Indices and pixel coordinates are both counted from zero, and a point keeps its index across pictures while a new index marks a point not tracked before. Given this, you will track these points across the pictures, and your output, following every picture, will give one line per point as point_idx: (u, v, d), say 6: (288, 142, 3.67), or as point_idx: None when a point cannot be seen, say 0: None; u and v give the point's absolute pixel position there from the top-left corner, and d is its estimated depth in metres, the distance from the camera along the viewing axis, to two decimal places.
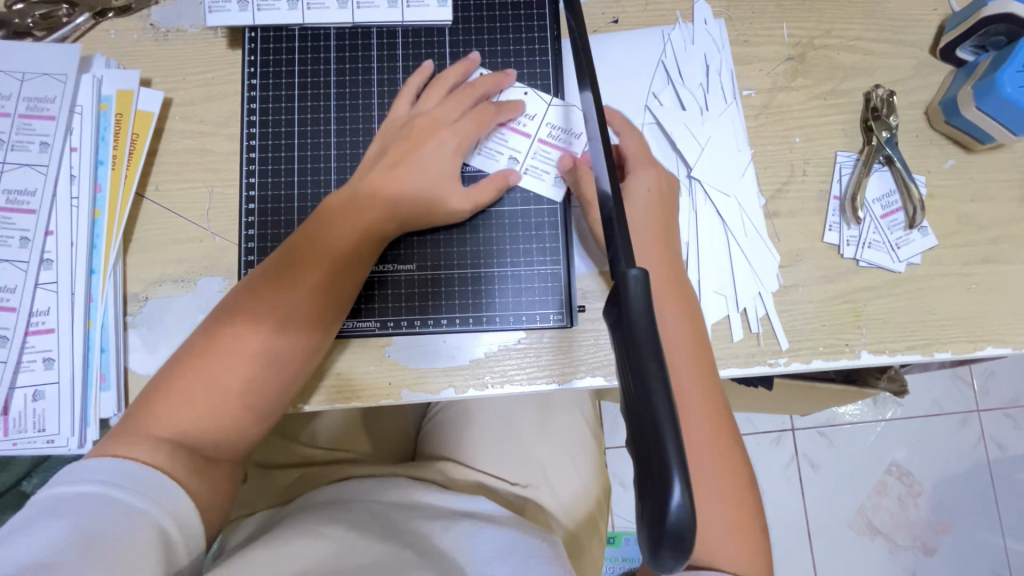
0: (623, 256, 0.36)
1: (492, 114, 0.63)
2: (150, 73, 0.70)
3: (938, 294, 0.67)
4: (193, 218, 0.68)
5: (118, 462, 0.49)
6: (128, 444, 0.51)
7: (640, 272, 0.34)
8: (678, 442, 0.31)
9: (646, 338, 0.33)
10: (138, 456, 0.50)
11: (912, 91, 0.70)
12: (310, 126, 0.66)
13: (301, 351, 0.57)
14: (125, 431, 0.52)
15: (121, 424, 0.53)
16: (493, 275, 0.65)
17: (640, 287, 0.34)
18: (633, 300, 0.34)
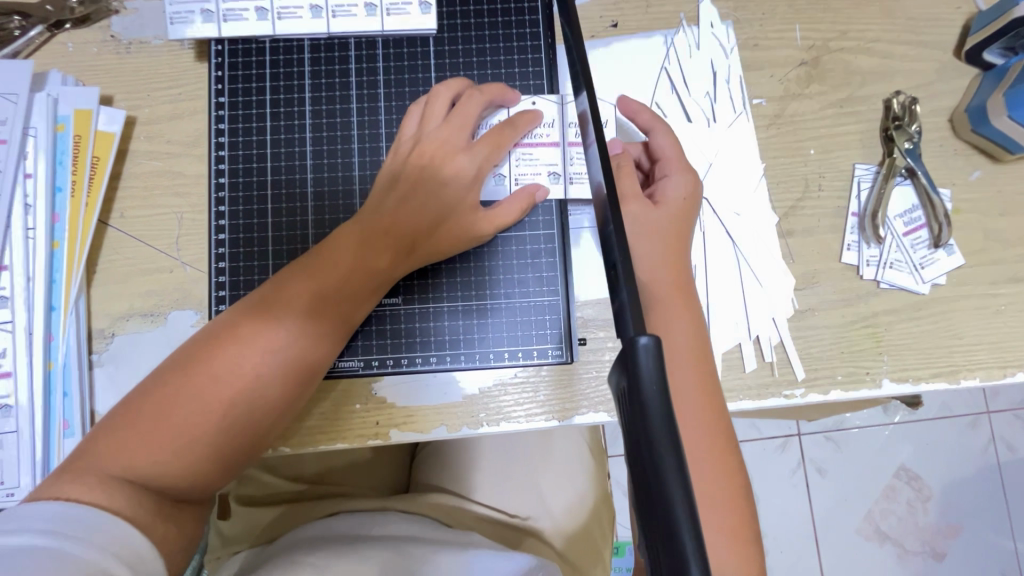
0: (631, 319, 0.31)
1: (507, 130, 0.57)
2: (111, 89, 0.65)
3: (964, 317, 0.62)
4: (162, 247, 0.63)
5: (62, 507, 0.41)
6: (77, 488, 0.43)
7: (652, 340, 0.29)
8: (699, 549, 0.25)
9: (662, 421, 0.28)
10: (89, 500, 0.42)
11: (933, 97, 0.65)
12: (285, 147, 0.60)
13: (289, 394, 0.50)
14: (74, 472, 0.44)
15: (74, 460, 0.45)
16: (487, 307, 0.60)
17: (651, 358, 0.29)
18: (644, 374, 0.29)
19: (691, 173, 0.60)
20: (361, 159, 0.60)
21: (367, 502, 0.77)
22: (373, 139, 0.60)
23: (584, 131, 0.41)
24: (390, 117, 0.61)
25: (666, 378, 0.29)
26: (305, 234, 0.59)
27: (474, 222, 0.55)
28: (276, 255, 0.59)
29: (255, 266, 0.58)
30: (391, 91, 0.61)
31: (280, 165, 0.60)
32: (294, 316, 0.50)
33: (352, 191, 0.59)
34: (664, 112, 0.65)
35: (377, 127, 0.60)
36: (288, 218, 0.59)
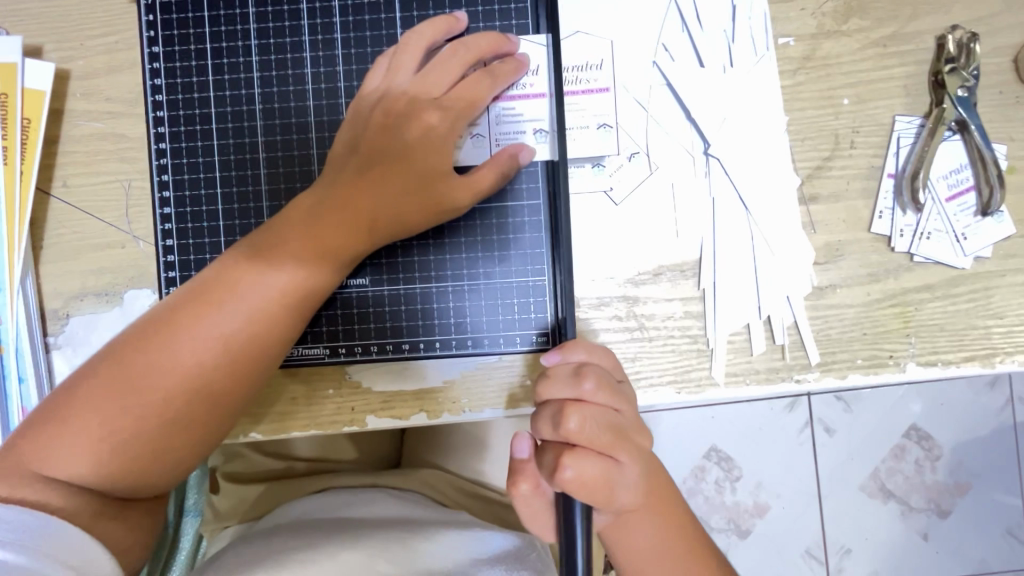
0: None
1: (484, 87, 0.49)
2: (38, 38, 0.57)
3: (1007, 294, 0.55)
4: (110, 220, 0.57)
5: None
6: (12, 485, 0.41)
7: None
8: None
9: None
10: (27, 500, 0.40)
11: (996, 32, 0.55)
12: (231, 105, 0.52)
13: (234, 391, 0.45)
14: (8, 467, 0.41)
15: (8, 451, 0.42)
16: (463, 290, 0.54)
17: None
18: None
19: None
20: (318, 118, 0.52)
21: (357, 477, 0.75)
22: (331, 95, 0.52)
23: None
24: (350, 68, 0.52)
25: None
26: (259, 206, 0.52)
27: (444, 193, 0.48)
28: (227, 230, 0.52)
29: (206, 243, 0.52)
30: (349, 36, 0.52)
31: (227, 126, 0.52)
32: (237, 306, 0.44)
33: (309, 155, 0.52)
34: (671, 55, 0.56)
35: (334, 81, 0.52)
36: (239, 189, 0.52)
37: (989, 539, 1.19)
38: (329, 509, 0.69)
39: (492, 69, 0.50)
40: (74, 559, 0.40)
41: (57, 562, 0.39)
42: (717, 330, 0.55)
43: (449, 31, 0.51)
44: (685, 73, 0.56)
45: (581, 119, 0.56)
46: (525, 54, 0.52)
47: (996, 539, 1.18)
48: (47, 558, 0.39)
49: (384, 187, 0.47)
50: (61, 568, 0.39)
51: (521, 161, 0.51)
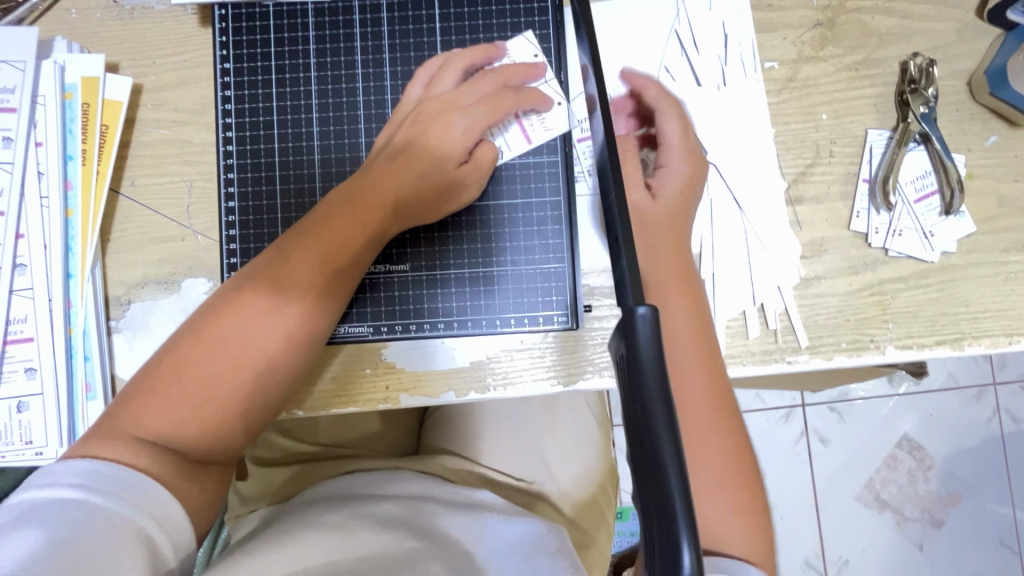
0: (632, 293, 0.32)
1: (507, 104, 0.56)
2: (116, 56, 0.64)
3: (973, 285, 0.62)
4: (173, 215, 0.64)
5: (90, 461, 0.46)
6: (110, 445, 0.47)
7: (650, 310, 0.31)
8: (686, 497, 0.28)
9: (657, 390, 0.30)
10: (115, 456, 0.47)
11: (952, 59, 0.64)
12: (291, 114, 0.60)
13: (292, 358, 0.51)
14: (105, 430, 0.48)
15: (106, 418, 0.49)
16: (493, 275, 0.61)
17: (677, 467, 0.29)
18: (642, 342, 0.31)
19: (694, 161, 0.59)
20: (367, 126, 0.60)
21: (378, 461, 0.80)
22: (379, 105, 0.60)
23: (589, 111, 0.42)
24: (395, 82, 0.61)
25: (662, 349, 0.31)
26: (314, 201, 0.59)
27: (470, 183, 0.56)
28: (284, 221, 0.59)
29: (264, 233, 0.59)
30: (396, 56, 0.61)
31: (287, 132, 0.60)
32: (293, 284, 0.51)
33: (358, 157, 0.60)
34: (672, 77, 0.64)
35: (382, 93, 0.60)
36: (296, 185, 0.60)
37: (981, 545, 1.23)
38: (355, 488, 0.73)
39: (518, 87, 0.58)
40: (152, 509, 0.46)
41: (139, 508, 0.45)
42: (716, 316, 0.62)
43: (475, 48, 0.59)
44: (684, 91, 0.64)
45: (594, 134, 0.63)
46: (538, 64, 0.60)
47: (988, 546, 1.23)
48: (133, 507, 0.45)
49: (416, 177, 0.54)
50: (144, 516, 0.45)
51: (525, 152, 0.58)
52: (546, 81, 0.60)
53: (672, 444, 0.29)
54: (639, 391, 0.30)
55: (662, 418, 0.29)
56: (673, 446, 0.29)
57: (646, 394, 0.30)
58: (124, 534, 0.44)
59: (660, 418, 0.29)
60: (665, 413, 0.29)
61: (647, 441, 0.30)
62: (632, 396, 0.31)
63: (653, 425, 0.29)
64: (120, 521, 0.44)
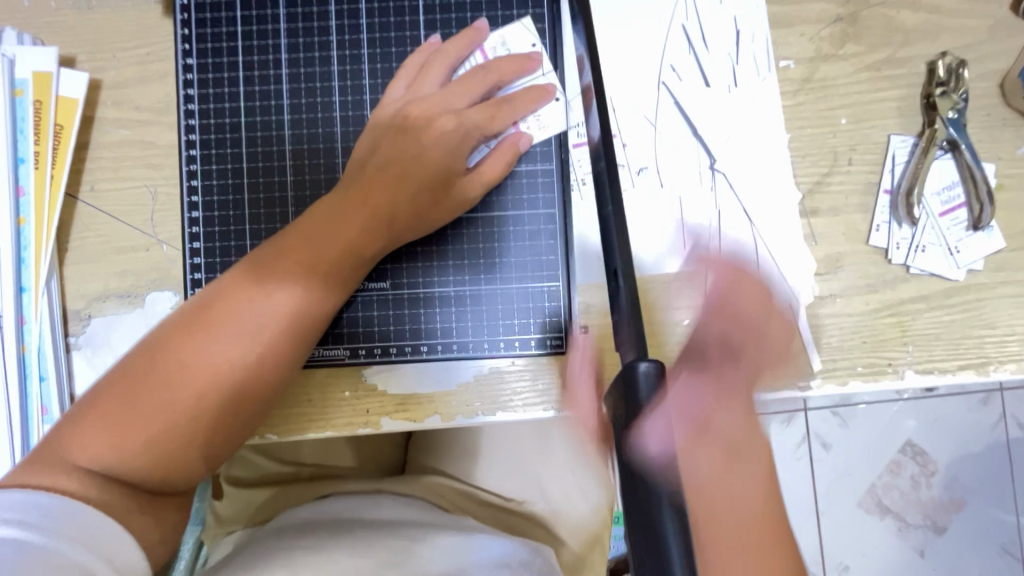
0: None
1: (506, 104, 0.53)
2: (73, 49, 0.59)
3: (999, 305, 0.57)
4: (136, 223, 0.59)
5: (24, 494, 0.40)
6: (47, 476, 0.42)
7: (652, 364, 0.27)
8: None
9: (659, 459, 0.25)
10: (53, 488, 0.41)
11: (983, 60, 0.58)
12: (261, 115, 0.55)
13: (260, 385, 0.46)
14: (44, 458, 0.42)
15: (43, 446, 0.43)
16: (480, 294, 0.56)
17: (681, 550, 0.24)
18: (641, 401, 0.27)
19: None
20: (344, 129, 0.55)
21: (363, 483, 0.76)
22: (357, 106, 0.55)
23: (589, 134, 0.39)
24: (375, 81, 0.55)
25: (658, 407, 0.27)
26: (284, 211, 0.55)
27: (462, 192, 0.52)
28: (253, 234, 0.55)
29: (230, 246, 0.55)
30: (376, 52, 0.55)
31: (256, 135, 0.55)
32: (265, 303, 0.46)
33: (334, 163, 0.55)
34: (678, 76, 0.59)
35: (360, 93, 0.55)
36: (265, 195, 0.55)
37: (985, 555, 1.19)
38: (338, 512, 0.69)
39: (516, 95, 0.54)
40: (105, 548, 0.41)
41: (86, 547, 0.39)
42: None
43: (469, 41, 0.54)
44: (692, 92, 0.59)
45: None
46: (535, 55, 0.55)
47: (992, 556, 1.19)
48: (82, 547, 0.39)
49: (403, 189, 0.49)
50: (94, 556, 0.40)
51: (522, 148, 0.54)
52: (541, 75, 0.55)
53: (673, 520, 0.25)
54: (636, 461, 0.26)
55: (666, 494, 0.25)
56: (677, 520, 0.25)
57: (646, 463, 0.25)
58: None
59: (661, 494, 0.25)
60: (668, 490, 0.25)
61: (644, 528, 0.24)
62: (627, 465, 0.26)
63: (654, 502, 0.25)
64: (66, 565, 0.38)
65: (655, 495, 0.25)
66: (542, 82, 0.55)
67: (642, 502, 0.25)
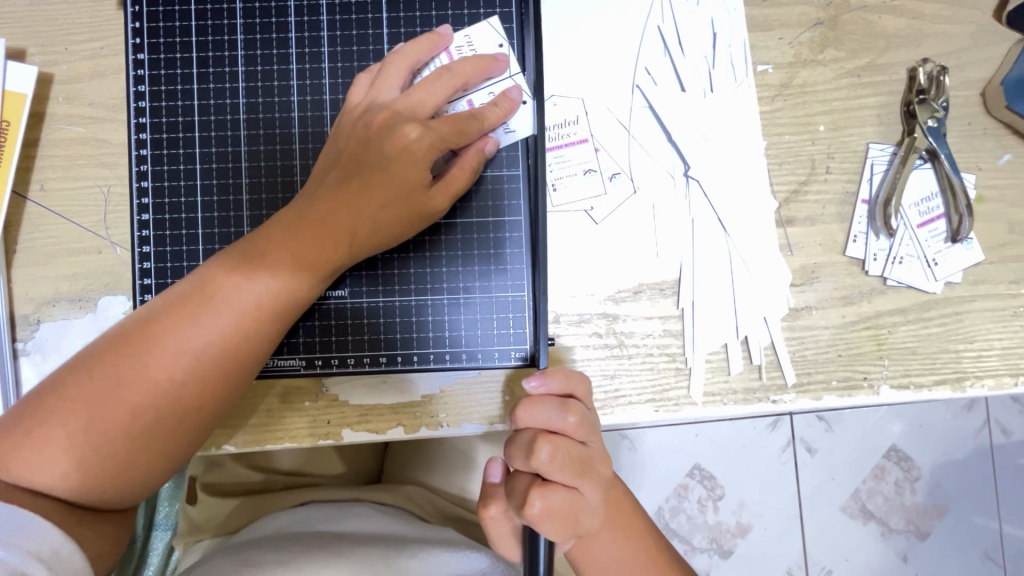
0: None
1: (474, 118, 0.49)
2: (23, 43, 0.56)
3: (978, 318, 0.56)
4: (88, 225, 0.56)
5: None
6: None
7: None
8: None
9: None
10: None
11: (965, 67, 0.57)
12: (216, 114, 0.53)
13: (210, 401, 0.45)
14: None
15: None
16: (442, 303, 0.54)
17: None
18: None
19: None
20: (302, 130, 0.53)
21: (334, 492, 0.74)
22: (316, 107, 0.53)
23: None
24: (335, 81, 0.53)
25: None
26: (239, 216, 0.53)
27: (425, 204, 0.48)
28: (206, 239, 0.53)
29: (183, 252, 0.53)
30: (336, 50, 0.53)
31: (210, 135, 0.53)
32: (214, 319, 0.44)
33: (291, 166, 0.53)
34: (653, 80, 0.57)
35: (320, 93, 0.53)
36: (219, 198, 0.53)
37: (967, 561, 1.19)
38: (304, 524, 0.67)
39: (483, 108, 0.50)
40: (48, 554, 0.40)
41: (27, 553, 0.39)
42: (695, 350, 0.56)
43: (432, 47, 0.51)
44: (667, 97, 0.57)
45: (570, 160, 0.57)
46: (504, 56, 0.52)
47: (975, 562, 1.19)
48: (24, 553, 0.39)
49: (361, 198, 0.47)
50: (36, 561, 0.39)
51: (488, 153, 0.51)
52: (507, 79, 0.53)
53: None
54: None
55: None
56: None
57: None
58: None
59: None
60: None
61: None
62: None
63: None
64: (3, 569, 0.38)
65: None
66: (511, 85, 0.53)
67: None
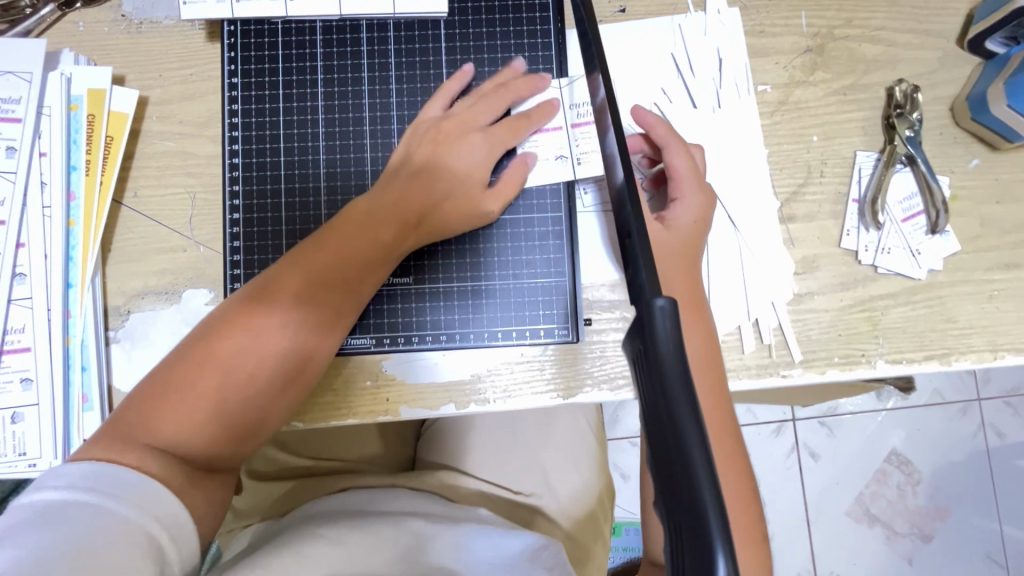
0: (648, 284, 0.30)
1: (522, 120, 0.59)
2: (123, 69, 0.65)
3: (959, 302, 0.64)
4: (176, 226, 0.64)
5: (97, 466, 0.44)
6: (114, 453, 0.45)
7: (668, 303, 0.29)
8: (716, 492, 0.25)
9: (679, 385, 0.28)
10: (122, 463, 0.45)
11: (935, 86, 0.66)
12: (298, 129, 0.64)
13: (269, 400, 0.50)
14: (110, 437, 0.46)
15: (109, 429, 0.47)
16: (494, 288, 0.62)
17: (667, 321, 0.29)
18: (661, 336, 0.29)
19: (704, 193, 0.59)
20: (373, 142, 0.63)
21: (376, 477, 0.79)
22: (384, 122, 0.63)
23: (600, 123, 0.39)
24: (401, 99, 0.64)
25: (682, 342, 0.29)
26: (318, 214, 0.63)
27: (467, 211, 0.57)
28: (289, 234, 0.63)
29: (269, 244, 0.62)
30: (402, 74, 0.64)
31: (293, 146, 0.63)
32: (288, 308, 0.51)
33: (363, 172, 0.63)
34: (669, 98, 0.66)
35: (388, 110, 0.64)
36: (300, 199, 0.63)
37: (969, 561, 1.24)
38: (353, 504, 0.72)
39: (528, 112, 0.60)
40: (165, 517, 0.45)
41: (150, 515, 0.44)
42: None
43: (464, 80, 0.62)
44: (681, 113, 0.66)
45: None
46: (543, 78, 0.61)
47: (976, 561, 1.24)
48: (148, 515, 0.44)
49: (401, 218, 0.55)
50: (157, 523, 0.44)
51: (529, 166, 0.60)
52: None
53: (710, 489, 0.26)
54: (655, 373, 0.28)
55: (684, 403, 0.27)
56: (706, 465, 0.26)
57: (665, 382, 0.28)
58: (145, 546, 0.42)
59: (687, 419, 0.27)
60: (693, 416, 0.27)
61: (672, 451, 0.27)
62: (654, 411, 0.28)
63: (680, 429, 0.27)
64: (133, 528, 0.42)
65: (681, 427, 0.27)
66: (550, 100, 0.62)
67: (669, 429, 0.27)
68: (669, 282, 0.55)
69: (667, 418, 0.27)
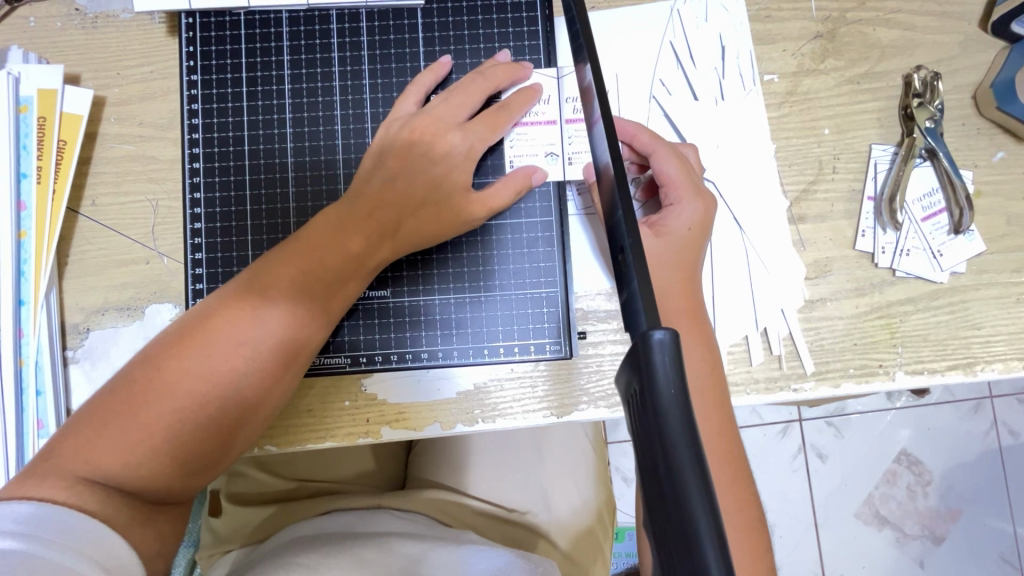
0: (644, 313, 0.25)
1: (502, 110, 0.55)
2: (78, 68, 0.60)
3: (983, 306, 0.59)
4: (137, 237, 0.59)
5: (30, 505, 0.40)
6: (49, 488, 0.41)
7: (668, 334, 0.24)
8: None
9: (683, 439, 0.23)
10: (57, 500, 0.40)
11: (956, 73, 0.61)
12: (264, 130, 0.59)
13: (228, 428, 0.46)
14: (44, 469, 0.42)
15: (44, 459, 0.42)
16: (479, 300, 0.57)
17: (668, 357, 0.24)
18: (660, 376, 0.24)
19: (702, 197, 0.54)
20: (345, 142, 0.58)
21: (360, 497, 0.74)
22: (357, 121, 0.59)
23: (586, 105, 0.35)
24: (375, 96, 0.59)
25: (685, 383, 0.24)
26: (286, 221, 0.58)
27: (445, 218, 0.53)
28: (255, 244, 0.58)
29: (234, 256, 0.58)
30: (376, 69, 0.59)
31: (259, 148, 0.59)
32: (248, 325, 0.46)
33: (335, 175, 0.58)
34: (668, 90, 0.61)
35: (361, 108, 0.59)
36: (267, 206, 0.58)
37: (984, 564, 1.19)
38: (335, 527, 0.67)
39: (508, 102, 0.55)
40: (105, 559, 0.40)
41: (87, 559, 0.39)
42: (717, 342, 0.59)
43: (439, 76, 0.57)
44: (681, 106, 0.61)
45: None
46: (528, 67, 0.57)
47: (991, 565, 1.19)
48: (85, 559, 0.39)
49: (374, 225, 0.50)
50: (96, 568, 0.39)
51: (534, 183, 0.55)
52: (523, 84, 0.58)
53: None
54: (653, 424, 0.23)
55: (688, 457, 0.22)
56: (717, 545, 0.21)
57: (665, 432, 0.23)
58: None
59: (693, 482, 0.22)
60: (699, 478, 0.22)
61: (676, 524, 0.22)
62: (652, 471, 0.23)
63: (683, 490, 0.22)
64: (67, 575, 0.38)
65: (684, 489, 0.22)
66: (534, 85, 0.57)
67: (672, 499, 0.22)
68: (663, 294, 0.51)
69: (669, 483, 0.22)
